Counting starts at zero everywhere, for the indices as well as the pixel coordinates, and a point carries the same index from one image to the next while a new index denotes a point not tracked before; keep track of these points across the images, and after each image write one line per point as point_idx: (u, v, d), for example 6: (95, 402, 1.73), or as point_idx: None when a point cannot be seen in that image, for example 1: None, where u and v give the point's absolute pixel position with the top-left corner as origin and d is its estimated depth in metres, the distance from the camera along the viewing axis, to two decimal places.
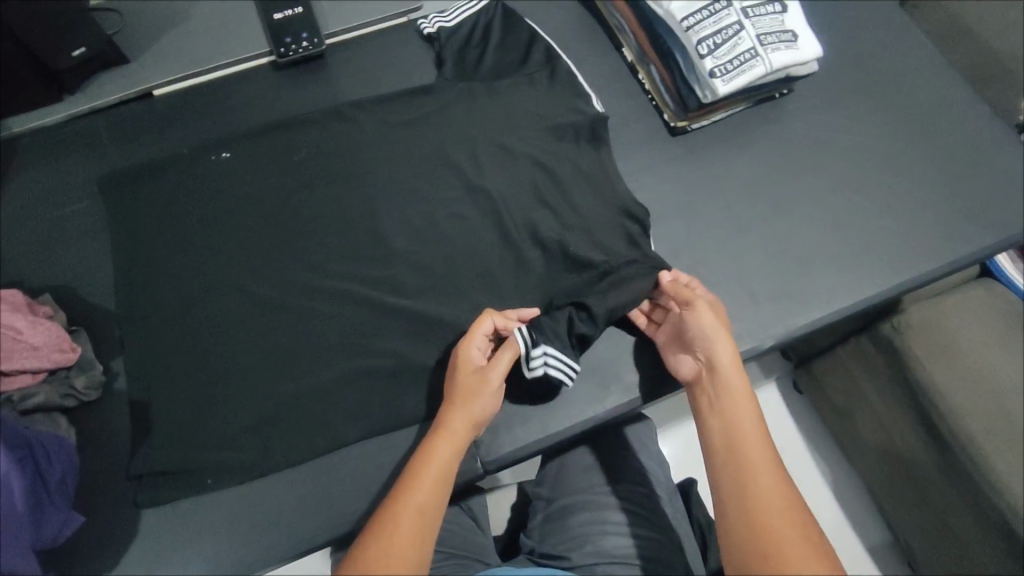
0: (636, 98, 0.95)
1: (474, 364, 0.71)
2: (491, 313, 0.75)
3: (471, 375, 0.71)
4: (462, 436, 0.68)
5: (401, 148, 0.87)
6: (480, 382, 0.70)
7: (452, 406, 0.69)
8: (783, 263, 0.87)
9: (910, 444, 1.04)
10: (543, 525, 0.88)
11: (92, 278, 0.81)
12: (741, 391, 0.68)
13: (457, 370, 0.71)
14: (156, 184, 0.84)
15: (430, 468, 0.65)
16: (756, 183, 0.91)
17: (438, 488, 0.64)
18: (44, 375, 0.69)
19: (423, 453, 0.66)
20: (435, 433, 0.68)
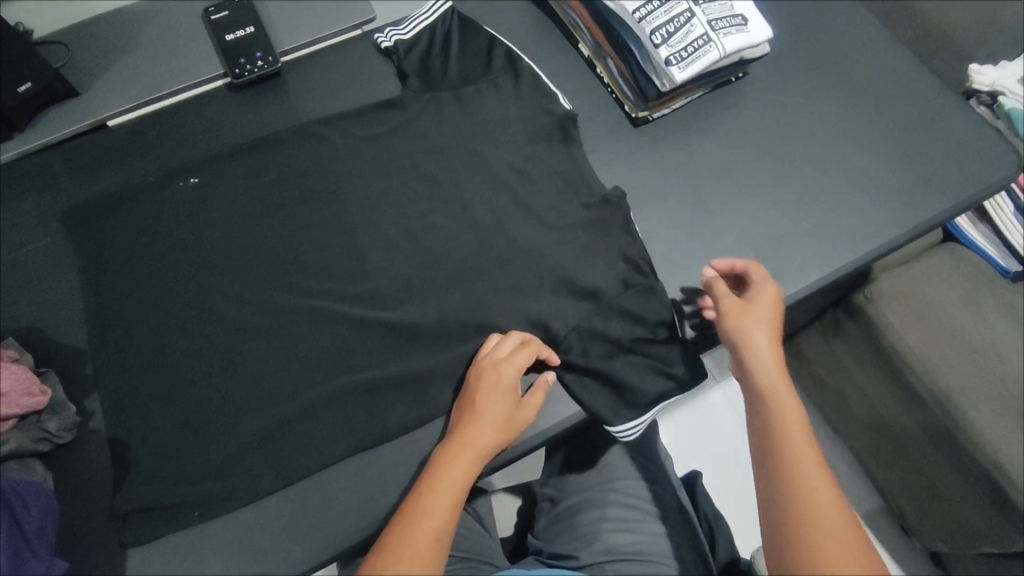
0: (596, 91, 0.96)
1: (506, 391, 0.71)
2: (540, 344, 0.74)
3: (499, 399, 0.70)
4: (479, 459, 0.68)
5: (366, 160, 0.87)
6: (517, 408, 0.72)
7: (472, 426, 0.69)
8: (755, 242, 0.88)
9: (893, 408, 1.06)
10: (551, 526, 0.89)
11: (58, 317, 0.79)
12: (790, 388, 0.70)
13: (499, 392, 0.71)
14: (121, 216, 0.83)
15: (446, 488, 0.66)
16: (723, 167, 0.92)
17: (452, 510, 0.65)
18: (14, 422, 0.67)
19: (439, 471, 0.67)
20: (453, 450, 0.68)
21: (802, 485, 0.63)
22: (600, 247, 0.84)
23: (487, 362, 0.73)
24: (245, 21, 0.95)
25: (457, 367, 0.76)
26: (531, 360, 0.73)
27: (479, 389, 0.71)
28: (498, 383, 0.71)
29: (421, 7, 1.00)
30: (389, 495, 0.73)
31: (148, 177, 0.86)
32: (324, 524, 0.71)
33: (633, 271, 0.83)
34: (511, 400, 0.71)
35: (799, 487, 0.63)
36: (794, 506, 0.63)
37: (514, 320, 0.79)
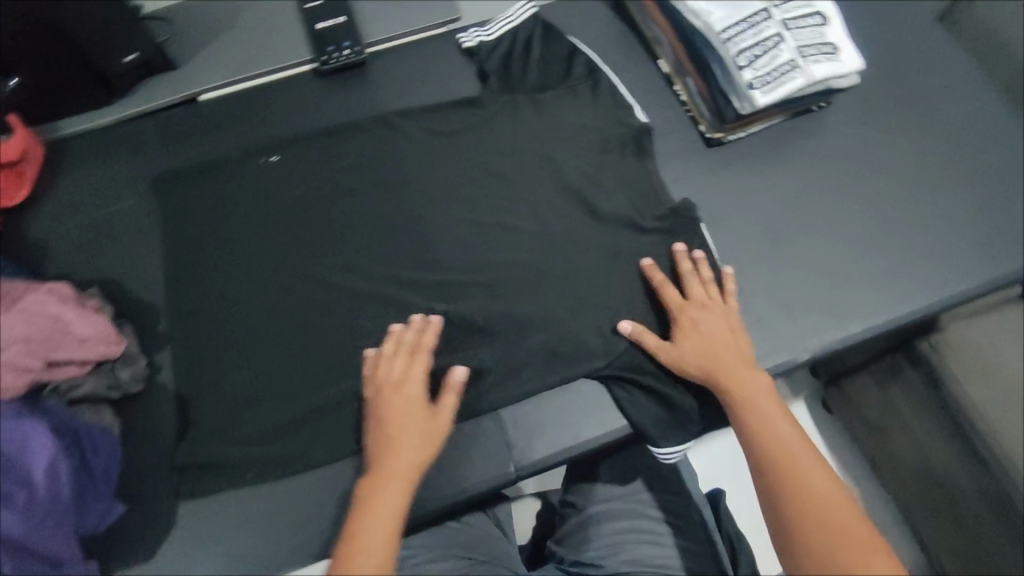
0: (672, 108, 0.95)
1: (413, 408, 0.69)
2: (422, 353, 0.73)
3: (405, 416, 0.69)
4: (407, 480, 0.66)
5: (440, 155, 0.89)
6: (434, 419, 0.69)
7: (390, 451, 0.67)
8: (822, 275, 0.86)
9: (948, 465, 1.01)
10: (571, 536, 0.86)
11: (136, 274, 0.83)
12: (764, 393, 0.72)
13: (407, 412, 0.69)
14: (206, 185, 0.87)
15: (388, 511, 0.64)
16: (795, 196, 0.90)
17: (388, 537, 0.63)
18: (91, 367, 0.72)
19: (368, 506, 0.65)
20: (381, 478, 0.66)
21: (804, 473, 0.66)
22: (660, 262, 0.83)
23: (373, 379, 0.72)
24: (336, 11, 0.98)
25: (507, 365, 0.77)
26: (422, 368, 0.72)
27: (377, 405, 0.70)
28: (405, 400, 0.70)
29: (505, 11, 1.02)
30: (429, 482, 0.73)
31: (234, 151, 0.90)
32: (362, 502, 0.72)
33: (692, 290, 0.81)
34: (426, 412, 0.70)
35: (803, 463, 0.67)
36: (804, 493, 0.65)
37: (568, 325, 0.79)
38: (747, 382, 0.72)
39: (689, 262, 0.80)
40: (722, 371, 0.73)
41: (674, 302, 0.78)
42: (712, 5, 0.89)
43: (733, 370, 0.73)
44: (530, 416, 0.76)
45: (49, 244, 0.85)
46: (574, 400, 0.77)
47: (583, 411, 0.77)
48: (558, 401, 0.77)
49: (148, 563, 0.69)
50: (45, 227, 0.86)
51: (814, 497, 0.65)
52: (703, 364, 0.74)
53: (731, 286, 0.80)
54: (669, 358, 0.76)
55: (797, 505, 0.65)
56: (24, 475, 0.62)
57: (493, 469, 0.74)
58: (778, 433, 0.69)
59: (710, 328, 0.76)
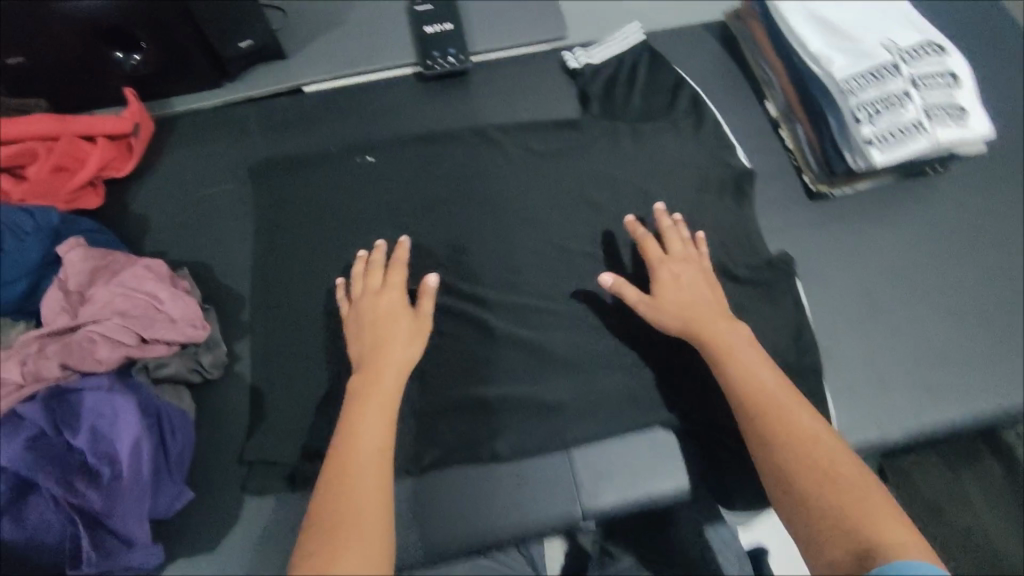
0: (777, 154, 0.92)
1: (386, 314, 0.73)
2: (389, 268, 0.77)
3: (383, 319, 0.73)
4: (397, 377, 0.69)
5: (535, 176, 0.88)
6: (413, 322, 0.73)
7: (382, 346, 0.71)
8: (922, 351, 0.81)
9: None
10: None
11: (225, 260, 0.84)
12: (747, 343, 0.70)
13: (385, 317, 0.73)
14: (301, 179, 0.88)
15: (376, 407, 0.65)
16: (900, 262, 0.86)
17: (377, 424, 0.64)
18: (177, 348, 0.73)
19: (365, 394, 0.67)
20: (368, 383, 0.68)
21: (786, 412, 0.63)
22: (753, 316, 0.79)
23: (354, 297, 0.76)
24: (444, 17, 0.98)
25: (583, 401, 0.75)
26: (401, 278, 0.77)
27: (358, 317, 0.74)
28: (388, 306, 0.74)
29: (611, 35, 1.00)
30: (493, 513, 0.71)
31: (331, 147, 0.91)
32: (423, 525, 0.70)
33: (783, 349, 0.78)
34: (406, 317, 0.74)
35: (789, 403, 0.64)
36: (788, 433, 0.62)
37: (650, 369, 0.77)
38: (728, 333, 0.70)
39: (667, 219, 0.80)
40: (702, 324, 0.72)
41: (654, 256, 0.77)
42: (834, 53, 0.85)
43: (714, 325, 0.71)
44: (601, 459, 0.74)
45: (148, 219, 0.87)
46: (642, 450, 0.74)
47: (650, 464, 0.74)
48: (625, 449, 0.74)
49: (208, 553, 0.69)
50: (145, 201, 0.88)
51: (802, 438, 0.61)
52: (682, 317, 0.72)
53: (704, 245, 0.80)
54: (648, 311, 0.75)
55: (802, 464, 0.59)
56: (109, 451, 0.63)
57: (558, 508, 0.71)
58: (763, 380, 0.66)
59: (689, 279, 0.76)
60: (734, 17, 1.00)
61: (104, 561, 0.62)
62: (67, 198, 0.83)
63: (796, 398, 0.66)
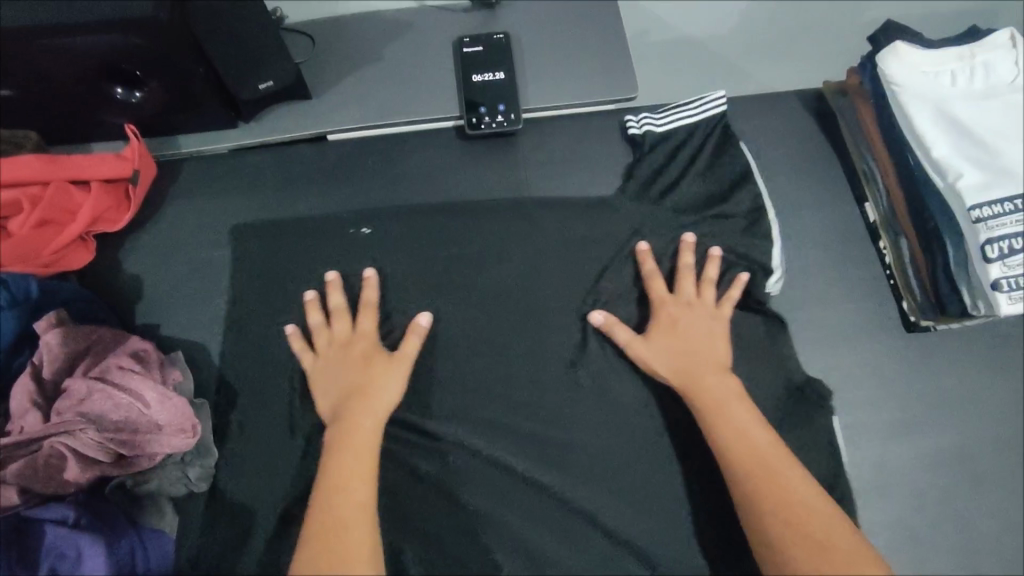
0: (870, 269, 0.79)
1: (362, 349, 0.70)
2: (368, 295, 0.74)
3: (359, 354, 0.70)
4: (381, 410, 0.67)
5: (582, 273, 0.77)
6: (388, 363, 0.69)
7: (356, 382, 0.68)
8: (1016, 535, 0.70)
9: None
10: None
11: (224, 342, 0.74)
12: (736, 400, 0.67)
13: (360, 357, 0.70)
14: (317, 253, 0.77)
15: (352, 451, 0.64)
16: (1003, 421, 0.73)
17: (355, 457, 0.63)
18: (160, 459, 0.64)
19: (345, 427, 0.65)
20: (347, 420, 0.66)
21: (781, 481, 0.61)
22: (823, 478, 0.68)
23: (319, 339, 0.72)
24: (496, 63, 0.84)
25: (612, 560, 0.67)
26: (372, 320, 0.72)
27: (326, 354, 0.71)
28: (362, 349, 0.70)
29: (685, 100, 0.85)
30: None
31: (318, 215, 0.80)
32: None
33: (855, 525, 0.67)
34: (384, 361, 0.70)
35: (784, 472, 0.61)
36: (785, 509, 0.59)
37: (691, 530, 0.68)
38: (721, 390, 0.67)
39: (689, 257, 0.75)
40: (696, 379, 0.69)
41: (658, 296, 0.74)
42: (965, 166, 0.70)
43: (708, 381, 0.68)
44: None
45: (144, 282, 0.77)
46: None
47: None
48: None
49: None
50: (144, 261, 0.79)
51: (799, 512, 0.59)
52: (676, 365, 0.70)
53: (736, 289, 0.74)
54: (637, 354, 0.71)
55: (800, 543, 0.58)
56: None
57: None
58: (755, 445, 0.63)
59: (690, 330, 0.71)
60: (837, 92, 0.85)
61: None
62: (51, 259, 0.72)
63: (787, 456, 0.63)
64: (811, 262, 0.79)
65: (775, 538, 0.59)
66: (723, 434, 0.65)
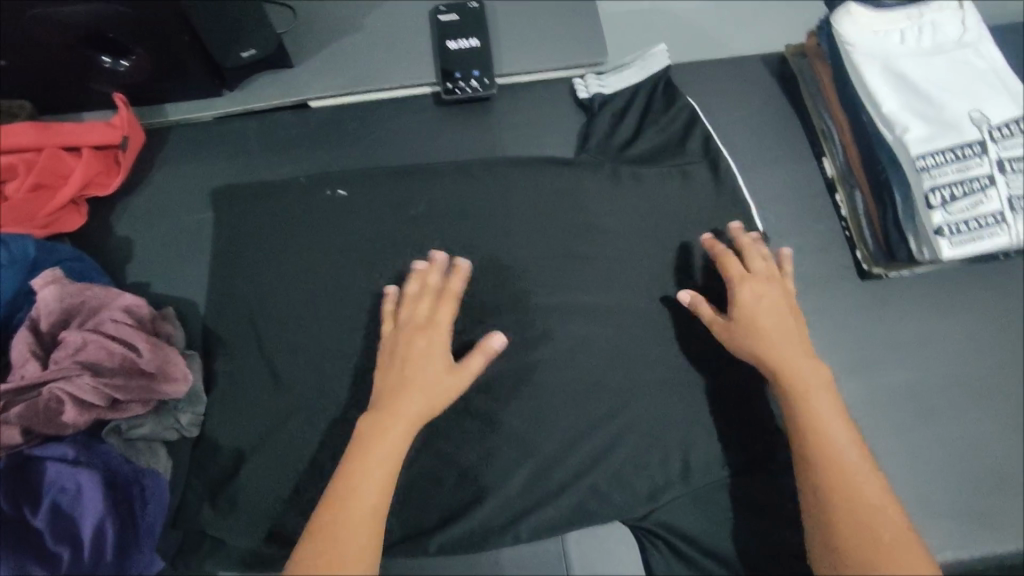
0: (826, 221, 0.83)
1: (425, 347, 0.67)
2: (455, 292, 0.71)
3: (422, 352, 0.66)
4: (421, 412, 0.63)
5: (552, 230, 0.81)
6: (450, 376, 0.65)
7: (408, 377, 0.65)
8: (968, 469, 0.73)
9: None
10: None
11: (214, 297, 0.77)
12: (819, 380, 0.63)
13: (427, 352, 0.66)
14: (326, 203, 0.82)
15: (382, 454, 0.60)
16: (955, 362, 0.76)
17: (391, 460, 0.61)
18: (153, 405, 0.68)
19: (378, 422, 0.62)
20: (382, 413, 0.63)
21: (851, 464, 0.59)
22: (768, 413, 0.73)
23: (389, 324, 0.70)
24: (471, 31, 0.87)
25: (574, 493, 0.71)
26: (448, 315, 0.69)
27: (391, 341, 0.68)
28: (427, 344, 0.67)
29: (635, 58, 0.90)
30: None
31: (299, 176, 0.84)
32: None
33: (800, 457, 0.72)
34: (444, 364, 0.66)
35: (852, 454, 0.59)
36: (851, 492, 0.57)
37: (657, 467, 0.71)
38: (805, 373, 0.63)
39: (748, 238, 0.72)
40: (777, 360, 0.64)
41: (733, 273, 0.70)
42: (912, 119, 0.73)
43: (794, 367, 0.64)
44: (603, 563, 0.71)
45: (133, 243, 0.81)
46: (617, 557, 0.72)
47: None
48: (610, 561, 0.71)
49: None
50: (135, 224, 0.82)
51: (862, 498, 0.57)
52: (759, 349, 0.65)
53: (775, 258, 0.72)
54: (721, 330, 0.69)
55: (856, 531, 0.56)
56: (71, 530, 0.61)
57: None
58: (828, 426, 0.61)
59: (766, 307, 0.67)
60: (797, 54, 0.88)
61: None
62: (46, 221, 0.76)
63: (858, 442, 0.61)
64: (772, 216, 0.83)
65: (830, 518, 0.57)
66: (800, 417, 0.62)
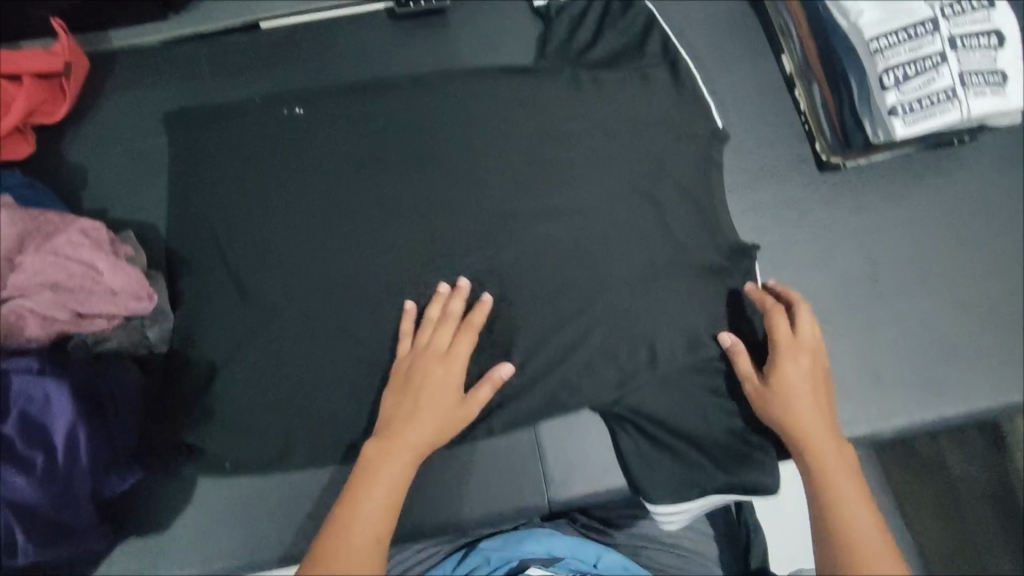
0: (786, 116, 0.83)
1: (440, 379, 0.67)
2: (472, 323, 0.70)
3: (435, 382, 0.67)
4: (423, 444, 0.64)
5: (511, 136, 0.80)
6: (458, 410, 0.67)
7: (415, 417, 0.65)
8: (922, 344, 0.75)
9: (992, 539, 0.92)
10: (525, 541, 0.72)
11: (176, 218, 0.77)
12: (825, 426, 0.65)
13: (439, 383, 0.67)
14: (283, 121, 0.80)
15: (380, 495, 0.61)
16: (911, 244, 0.78)
17: (390, 507, 0.61)
18: (119, 321, 0.68)
19: (376, 462, 0.63)
20: (388, 444, 0.64)
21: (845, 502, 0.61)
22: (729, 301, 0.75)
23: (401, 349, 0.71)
24: None
25: (543, 387, 0.72)
26: (468, 344, 0.69)
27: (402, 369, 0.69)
28: (445, 373, 0.67)
29: None
30: (456, 504, 0.72)
31: (254, 96, 0.82)
32: None
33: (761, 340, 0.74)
34: (454, 396, 0.67)
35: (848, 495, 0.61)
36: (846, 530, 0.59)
37: (624, 357, 0.73)
38: (811, 422, 0.65)
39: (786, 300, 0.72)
40: (788, 407, 0.66)
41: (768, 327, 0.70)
42: (865, 3, 0.74)
43: (804, 417, 0.65)
44: (574, 449, 0.74)
45: (87, 170, 0.79)
46: (586, 443, 0.74)
47: (592, 463, 0.74)
48: (582, 446, 0.74)
49: (155, 525, 0.69)
50: (88, 151, 0.80)
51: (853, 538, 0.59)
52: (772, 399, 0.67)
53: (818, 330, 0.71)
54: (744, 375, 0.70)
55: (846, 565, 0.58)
56: (44, 439, 0.60)
57: (521, 486, 0.73)
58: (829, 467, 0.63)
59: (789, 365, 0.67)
60: None
61: (45, 552, 0.59)
62: None
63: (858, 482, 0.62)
64: (732, 114, 0.83)
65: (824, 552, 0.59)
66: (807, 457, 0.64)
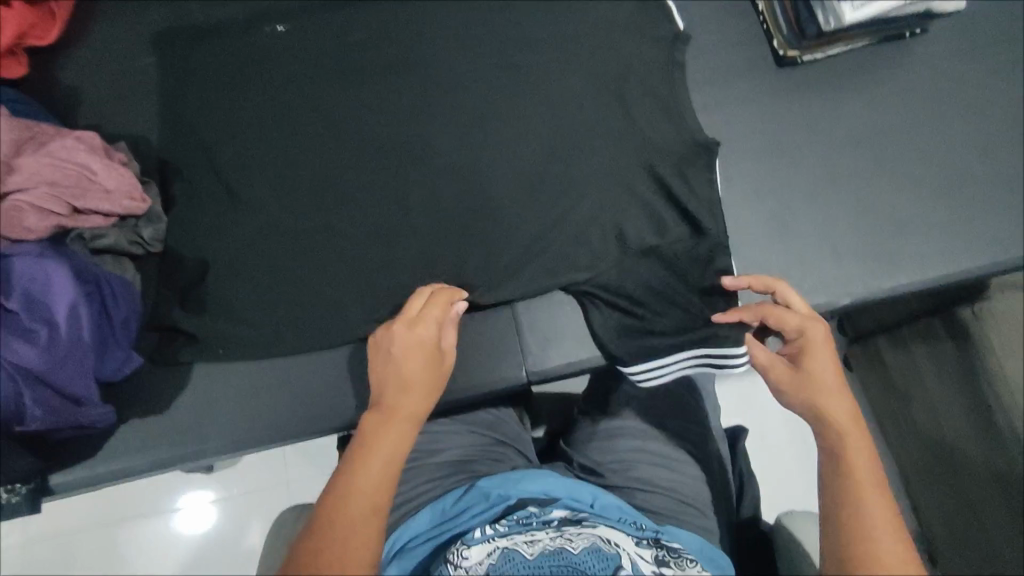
0: (747, 18, 0.87)
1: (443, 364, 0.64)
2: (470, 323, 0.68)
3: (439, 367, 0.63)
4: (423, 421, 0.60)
5: (484, 44, 0.84)
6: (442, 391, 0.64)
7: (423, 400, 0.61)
8: (877, 224, 0.79)
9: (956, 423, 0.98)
10: (522, 480, 0.71)
11: (166, 131, 0.80)
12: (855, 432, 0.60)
13: (438, 357, 0.63)
14: (265, 38, 0.84)
15: (389, 470, 0.55)
16: (868, 132, 0.82)
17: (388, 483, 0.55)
18: (115, 219, 0.71)
19: (393, 435, 0.57)
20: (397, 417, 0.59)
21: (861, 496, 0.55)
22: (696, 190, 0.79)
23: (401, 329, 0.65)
24: None
25: (521, 273, 0.76)
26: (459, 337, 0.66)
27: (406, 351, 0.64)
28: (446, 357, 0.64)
29: None
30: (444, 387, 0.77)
31: (237, 17, 0.85)
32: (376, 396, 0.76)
33: (723, 224, 0.79)
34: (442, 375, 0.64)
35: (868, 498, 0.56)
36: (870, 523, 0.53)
37: (596, 243, 0.77)
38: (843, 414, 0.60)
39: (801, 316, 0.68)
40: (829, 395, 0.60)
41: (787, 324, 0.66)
42: None
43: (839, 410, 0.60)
44: (547, 324, 0.79)
45: (79, 90, 0.83)
46: (557, 316, 0.79)
47: (563, 337, 0.78)
48: (555, 318, 0.79)
49: (163, 410, 0.74)
50: (80, 72, 0.83)
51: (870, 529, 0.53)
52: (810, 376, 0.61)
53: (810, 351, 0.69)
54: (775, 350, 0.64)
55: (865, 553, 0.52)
56: (47, 315, 0.63)
57: (503, 367, 0.77)
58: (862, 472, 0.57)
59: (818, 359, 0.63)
60: None
61: (49, 420, 0.64)
62: None
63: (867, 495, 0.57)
64: (695, 18, 0.87)
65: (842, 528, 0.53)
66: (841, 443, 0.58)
